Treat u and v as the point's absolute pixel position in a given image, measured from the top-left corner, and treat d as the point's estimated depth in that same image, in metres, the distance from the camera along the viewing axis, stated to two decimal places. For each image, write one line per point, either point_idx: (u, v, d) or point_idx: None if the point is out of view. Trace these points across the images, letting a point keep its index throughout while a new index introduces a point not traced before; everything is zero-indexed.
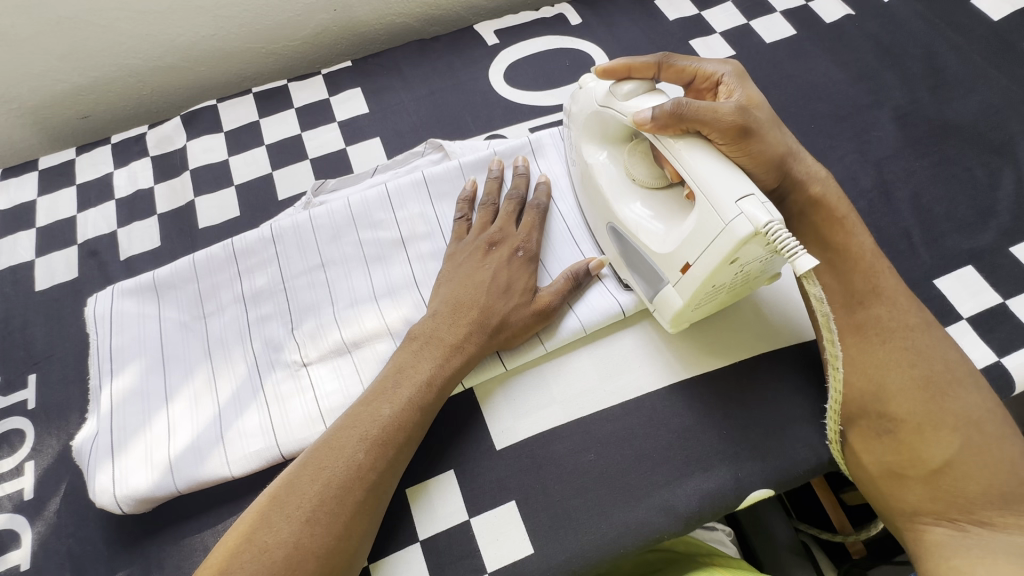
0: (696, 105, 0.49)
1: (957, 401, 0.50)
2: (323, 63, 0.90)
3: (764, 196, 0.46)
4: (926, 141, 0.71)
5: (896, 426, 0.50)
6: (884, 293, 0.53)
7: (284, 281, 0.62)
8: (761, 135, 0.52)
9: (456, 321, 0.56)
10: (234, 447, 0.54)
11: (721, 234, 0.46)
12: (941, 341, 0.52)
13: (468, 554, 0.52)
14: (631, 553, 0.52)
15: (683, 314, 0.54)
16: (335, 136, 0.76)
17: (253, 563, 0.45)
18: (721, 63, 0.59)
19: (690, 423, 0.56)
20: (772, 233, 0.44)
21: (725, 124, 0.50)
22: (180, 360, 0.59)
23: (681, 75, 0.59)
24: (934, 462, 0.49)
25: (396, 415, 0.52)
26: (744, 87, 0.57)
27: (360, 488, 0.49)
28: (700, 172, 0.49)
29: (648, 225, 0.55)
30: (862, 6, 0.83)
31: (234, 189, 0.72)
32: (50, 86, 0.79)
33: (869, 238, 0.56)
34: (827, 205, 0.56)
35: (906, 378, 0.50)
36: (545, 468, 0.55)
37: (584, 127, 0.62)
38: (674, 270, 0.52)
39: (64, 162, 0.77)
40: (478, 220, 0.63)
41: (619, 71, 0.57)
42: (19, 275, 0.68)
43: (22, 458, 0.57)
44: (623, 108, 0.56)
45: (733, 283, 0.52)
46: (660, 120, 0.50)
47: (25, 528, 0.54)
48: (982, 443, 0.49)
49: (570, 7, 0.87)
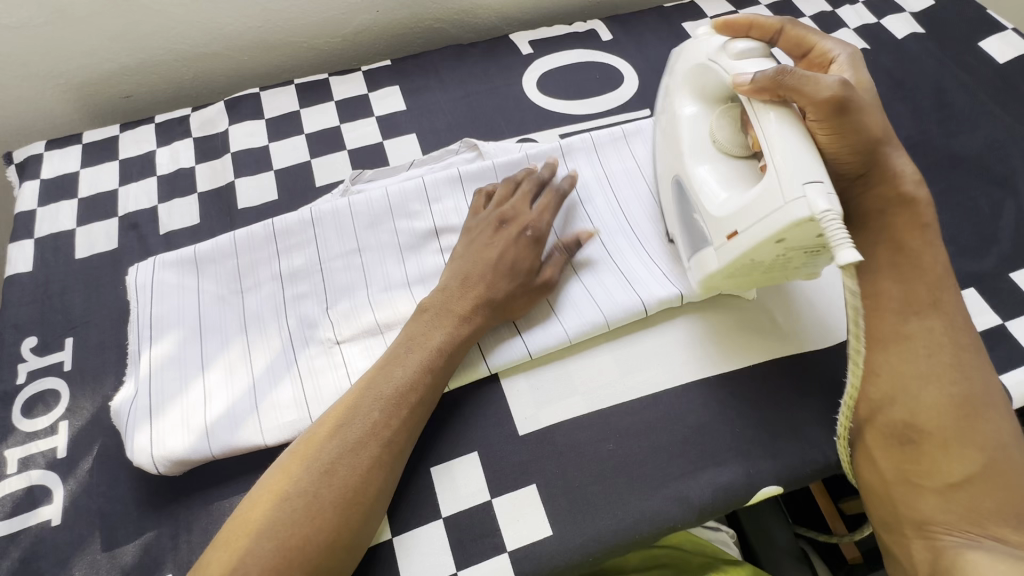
0: (798, 75, 0.51)
1: (989, 424, 0.51)
2: (360, 60, 0.94)
3: (830, 185, 0.48)
4: (934, 170, 0.75)
5: (920, 438, 0.52)
6: (942, 308, 0.54)
7: (322, 262, 0.65)
8: (859, 111, 0.52)
9: (466, 292, 0.59)
10: (268, 416, 0.56)
11: (780, 210, 0.49)
12: (983, 366, 0.54)
13: (489, 533, 0.54)
14: (646, 539, 0.54)
15: (716, 279, 0.58)
16: (373, 129, 0.80)
17: (275, 512, 0.47)
18: (843, 45, 0.62)
19: (705, 419, 0.59)
20: (825, 220, 0.47)
21: (821, 97, 0.51)
22: (218, 331, 0.61)
23: (797, 46, 0.63)
24: (955, 475, 0.51)
25: (409, 377, 0.54)
26: (856, 71, 0.60)
27: (376, 443, 0.51)
28: (777, 142, 0.50)
29: (713, 187, 0.57)
30: (877, 41, 0.88)
31: (274, 173, 0.75)
32: (98, 65, 0.82)
33: (941, 254, 0.56)
34: (913, 206, 0.56)
35: (941, 396, 0.52)
36: (565, 455, 0.57)
37: (687, 78, 0.63)
38: (721, 235, 0.55)
39: (107, 138, 0.79)
40: (497, 194, 0.66)
41: (740, 25, 0.61)
42: (60, 242, 0.70)
43: (57, 417, 0.59)
44: (728, 65, 0.57)
45: (772, 263, 0.54)
46: (759, 83, 0.52)
47: (57, 485, 0.55)
48: (1004, 464, 0.51)
49: (601, 24, 0.92)
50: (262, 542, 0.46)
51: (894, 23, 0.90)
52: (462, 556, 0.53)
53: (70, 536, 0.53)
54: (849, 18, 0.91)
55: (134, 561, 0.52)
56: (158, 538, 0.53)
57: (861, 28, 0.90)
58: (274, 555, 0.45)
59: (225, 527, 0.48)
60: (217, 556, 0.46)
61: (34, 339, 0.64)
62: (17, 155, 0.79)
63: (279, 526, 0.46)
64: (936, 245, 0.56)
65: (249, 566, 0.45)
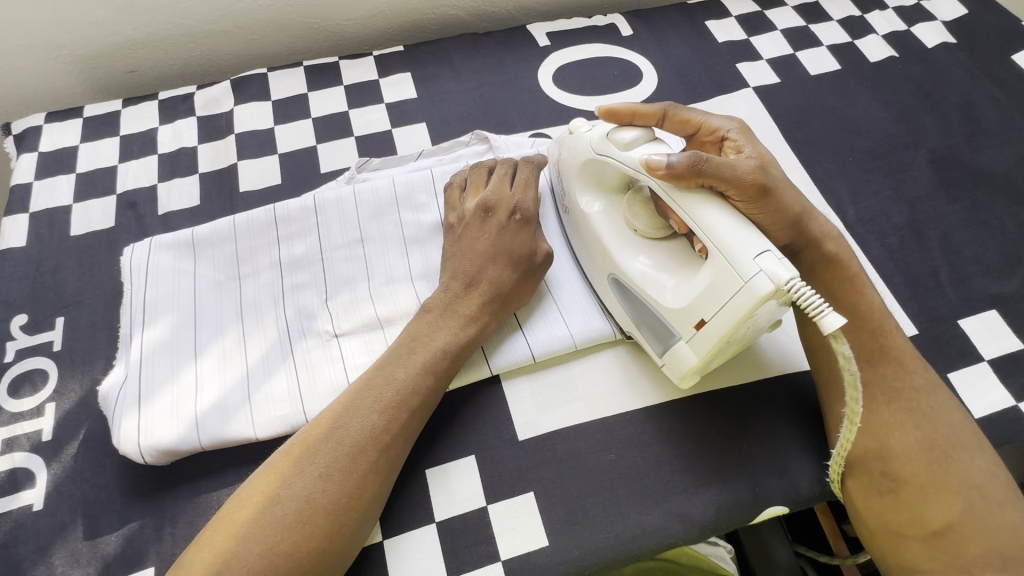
0: (714, 161, 0.50)
1: (959, 464, 0.50)
2: (373, 45, 0.91)
3: (779, 251, 0.47)
4: (959, 186, 0.73)
5: (898, 486, 0.50)
6: (891, 354, 0.54)
7: (322, 251, 0.63)
8: (779, 193, 0.52)
9: (473, 293, 0.57)
10: (260, 409, 0.54)
11: (741, 291, 0.47)
12: (945, 404, 0.53)
13: (483, 540, 0.52)
14: (644, 555, 0.52)
15: (697, 370, 0.54)
16: (382, 116, 0.77)
17: (264, 518, 0.45)
18: (727, 118, 0.59)
19: (711, 433, 0.57)
20: (794, 289, 0.45)
21: (744, 181, 0.51)
22: (213, 318, 0.59)
23: (685, 126, 0.59)
24: (936, 523, 0.48)
25: (411, 379, 0.52)
26: (752, 143, 0.57)
27: (374, 448, 0.49)
28: (717, 231, 0.49)
29: (656, 278, 0.55)
30: (906, 49, 0.85)
31: (278, 157, 0.73)
32: (103, 37, 0.79)
33: (876, 294, 0.56)
34: (841, 263, 0.56)
35: (910, 440, 0.51)
36: (565, 463, 0.55)
37: (579, 174, 0.61)
38: (687, 326, 0.52)
39: (109, 113, 0.77)
40: (473, 182, 0.63)
41: (622, 114, 0.58)
42: (55, 218, 0.68)
43: (44, 399, 0.57)
44: (624, 159, 0.55)
45: (736, 338, 0.52)
46: (675, 169, 0.50)
47: (40, 469, 0.54)
48: (984, 507, 0.49)
49: (622, 18, 0.89)
50: (251, 544, 0.44)
51: (925, 31, 0.87)
52: (454, 562, 0.52)
53: (51, 523, 0.51)
54: (878, 24, 0.88)
55: (116, 551, 0.51)
56: (141, 529, 0.51)
57: (890, 35, 0.87)
58: (261, 559, 0.43)
59: (212, 523, 0.46)
60: (200, 556, 0.44)
61: (24, 317, 0.62)
62: (16, 125, 0.77)
63: (268, 529, 0.44)
64: (868, 288, 0.56)
65: (234, 568, 0.43)
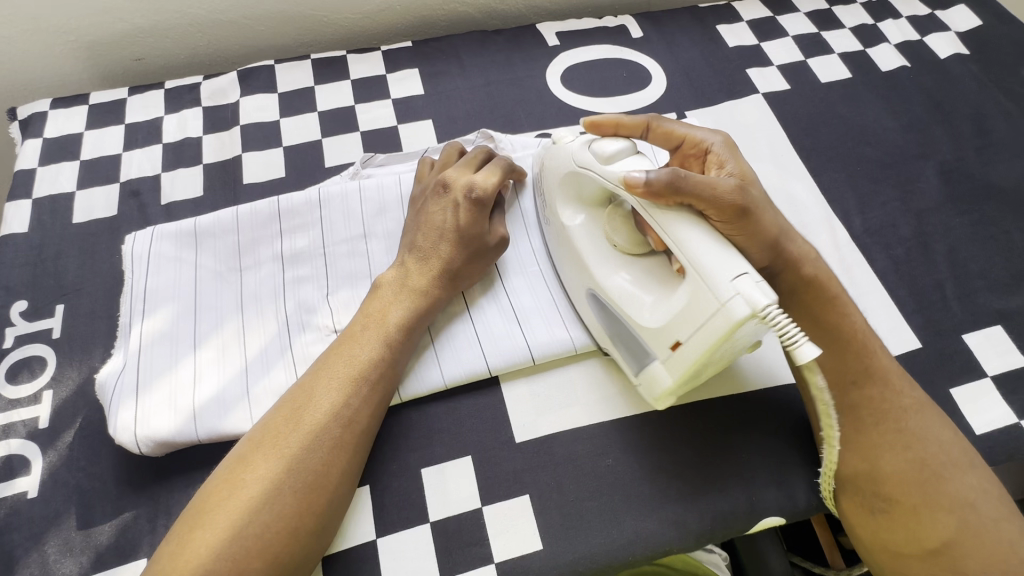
0: (692, 178, 0.48)
1: (951, 484, 0.49)
2: (381, 40, 0.91)
3: (757, 274, 0.46)
4: (968, 199, 0.72)
5: (891, 506, 0.50)
6: (877, 375, 0.53)
7: (325, 246, 0.63)
8: (760, 212, 0.51)
9: (425, 265, 0.58)
10: (258, 402, 0.54)
11: (717, 314, 0.46)
12: (933, 422, 0.52)
13: (477, 541, 0.52)
14: (638, 561, 0.52)
15: (672, 391, 0.53)
16: (388, 112, 0.77)
17: (230, 502, 0.45)
18: (710, 131, 0.58)
19: (710, 443, 0.56)
20: (770, 316, 0.44)
21: (723, 202, 0.49)
22: (213, 309, 0.59)
23: (669, 137, 0.58)
24: (932, 542, 0.48)
25: (371, 358, 0.53)
26: (734, 157, 0.57)
27: (337, 425, 0.50)
28: (695, 250, 0.47)
29: (634, 295, 0.54)
30: (919, 60, 0.84)
31: (283, 150, 0.73)
32: (110, 24, 0.79)
33: (859, 318, 0.55)
34: (821, 286, 0.55)
35: (900, 461, 0.50)
36: (562, 467, 0.55)
37: (561, 186, 0.60)
38: (664, 346, 0.51)
39: (114, 100, 0.77)
40: (442, 161, 0.65)
41: (607, 126, 0.59)
42: (58, 204, 0.68)
43: (42, 386, 0.57)
44: (603, 172, 0.54)
45: (721, 360, 0.52)
46: (653, 186, 0.49)
47: (36, 456, 0.54)
48: (979, 524, 0.48)
49: (632, 20, 0.88)
50: (220, 531, 0.44)
51: (938, 41, 0.86)
52: (447, 563, 0.51)
53: (45, 510, 0.51)
54: (891, 34, 0.87)
55: (109, 541, 0.50)
56: (135, 520, 0.51)
57: (903, 45, 0.86)
58: (232, 543, 0.44)
59: (183, 516, 0.46)
60: (170, 545, 0.45)
61: (24, 303, 0.62)
62: (21, 111, 0.77)
63: (234, 512, 0.45)
64: (853, 311, 0.55)
65: (201, 554, 0.43)
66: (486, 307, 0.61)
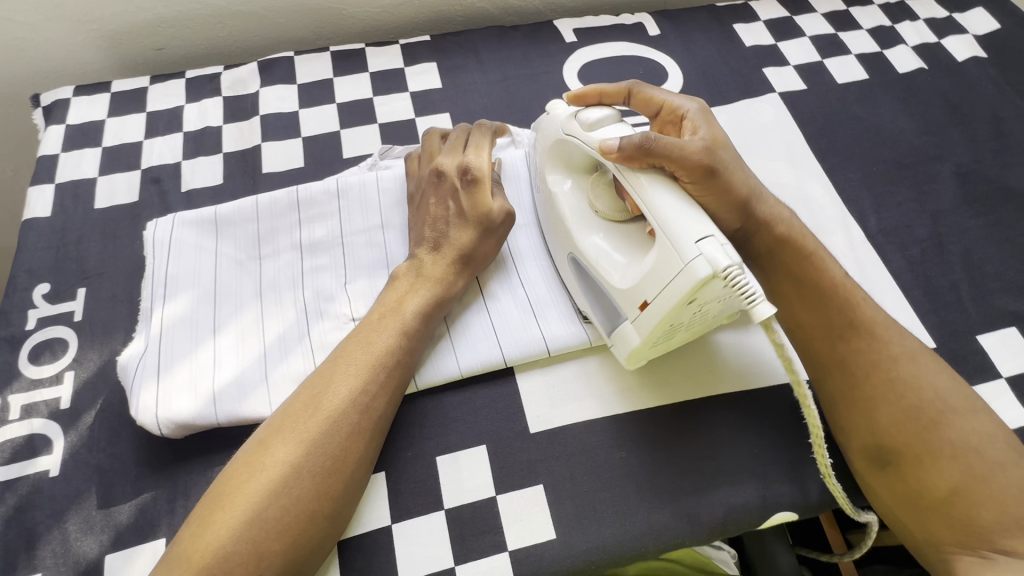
0: (661, 142, 0.51)
1: (951, 430, 0.50)
2: (399, 34, 0.91)
3: (723, 237, 0.47)
4: (984, 201, 0.72)
5: (897, 458, 0.51)
6: (861, 328, 0.55)
7: (343, 236, 0.63)
8: (726, 174, 0.54)
9: (438, 255, 0.59)
10: (278, 388, 0.55)
11: (681, 275, 0.47)
12: (927, 369, 0.53)
13: (491, 529, 0.53)
14: (650, 553, 0.53)
15: (641, 352, 0.55)
16: (406, 105, 0.77)
17: (250, 486, 0.46)
18: (688, 99, 0.61)
19: (723, 437, 0.57)
20: (731, 277, 0.45)
21: (690, 161, 0.52)
22: (232, 295, 0.60)
23: (649, 104, 0.61)
24: (942, 490, 0.49)
25: (387, 346, 0.53)
26: (709, 124, 0.58)
27: (355, 412, 0.50)
28: (661, 210, 0.50)
29: (608, 258, 0.56)
30: (936, 62, 0.84)
31: (301, 140, 0.73)
32: (133, 13, 0.80)
33: (839, 269, 0.57)
34: (792, 245, 0.57)
35: (895, 410, 0.51)
36: (576, 457, 0.56)
37: (550, 153, 0.62)
38: (632, 306, 0.53)
39: (136, 89, 0.78)
40: (427, 151, 0.65)
41: (589, 97, 0.62)
42: (80, 189, 0.69)
43: (63, 367, 0.58)
44: (586, 139, 0.56)
45: (690, 322, 0.52)
46: (626, 151, 0.51)
47: (58, 436, 0.54)
48: (985, 469, 0.49)
49: (649, 18, 0.89)
50: (240, 513, 0.45)
51: (955, 44, 0.86)
52: (462, 550, 0.52)
53: (67, 489, 0.52)
54: (908, 36, 0.87)
55: (129, 520, 0.51)
56: (154, 500, 0.52)
57: (920, 47, 0.86)
58: (252, 524, 0.45)
59: (203, 499, 0.47)
60: (192, 527, 0.45)
61: (46, 286, 0.63)
62: (44, 97, 0.77)
63: (254, 495, 0.46)
64: (831, 263, 0.57)
65: (224, 535, 0.44)
66: (501, 297, 0.62)
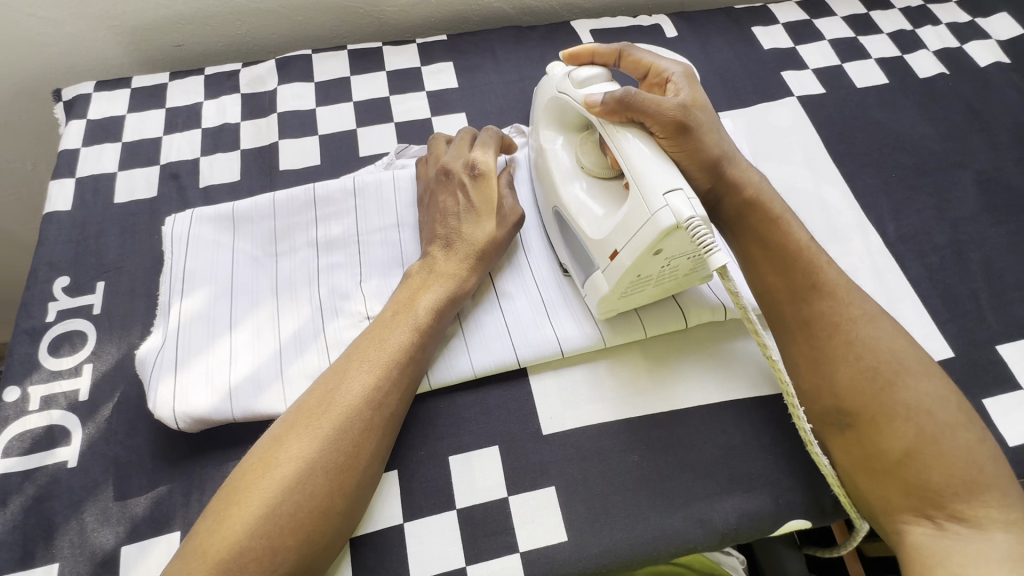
0: (643, 97, 0.52)
1: (905, 391, 0.50)
2: (416, 33, 0.91)
3: (690, 192, 0.48)
4: (1006, 209, 0.71)
5: (855, 421, 0.50)
6: (823, 288, 0.54)
7: (359, 234, 0.64)
8: (698, 134, 0.55)
9: (450, 252, 0.59)
10: (293, 384, 0.55)
11: (647, 224, 0.48)
12: (883, 331, 0.53)
13: (503, 530, 0.53)
14: (662, 558, 0.52)
15: (610, 302, 0.56)
16: (422, 104, 0.78)
17: (265, 482, 0.46)
18: (674, 63, 0.61)
19: (737, 442, 0.56)
20: (692, 227, 0.46)
21: (665, 118, 0.53)
22: (248, 291, 0.60)
23: (636, 67, 0.61)
24: (895, 454, 0.49)
25: (401, 342, 0.54)
26: (693, 87, 0.59)
27: (368, 408, 0.50)
28: (636, 163, 0.51)
29: (588, 206, 0.57)
30: (958, 67, 0.83)
31: (318, 138, 0.74)
32: (154, 10, 0.81)
33: (803, 232, 0.57)
34: (763, 207, 0.57)
35: (854, 371, 0.51)
36: (588, 459, 0.55)
37: (544, 110, 0.63)
38: (604, 257, 0.54)
39: (156, 85, 0.78)
40: (434, 152, 0.66)
41: (582, 55, 0.61)
42: (100, 184, 0.70)
43: (82, 359, 0.59)
44: (574, 95, 0.57)
45: (659, 275, 0.53)
46: (607, 104, 0.53)
47: (76, 428, 0.55)
48: (936, 431, 0.49)
49: (667, 19, 0.88)
50: (255, 508, 0.45)
51: (978, 49, 0.85)
52: (473, 550, 0.52)
53: (84, 480, 0.53)
54: (930, 40, 0.86)
55: (145, 513, 0.52)
56: (169, 493, 0.53)
57: (942, 51, 0.85)
58: (265, 520, 0.45)
59: (218, 495, 0.47)
60: (207, 524, 0.45)
61: (66, 279, 0.63)
62: (66, 92, 0.78)
63: (270, 491, 0.46)
64: (798, 227, 0.57)
65: (240, 531, 0.44)
66: (515, 295, 0.62)
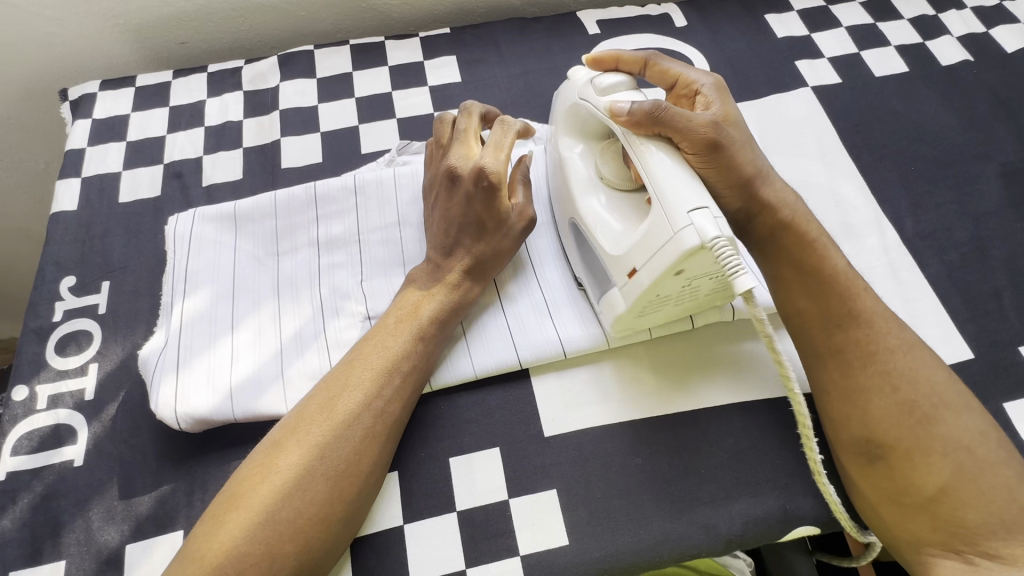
0: (671, 109, 0.50)
1: (945, 427, 0.48)
2: (418, 27, 0.90)
3: (717, 210, 0.46)
4: None
5: (886, 453, 0.49)
6: (861, 316, 0.52)
7: (360, 233, 0.63)
8: (733, 150, 0.52)
9: (453, 260, 0.58)
10: (294, 385, 0.55)
11: (670, 242, 0.47)
12: (924, 362, 0.51)
13: (503, 533, 0.52)
14: (665, 563, 0.51)
15: (626, 321, 0.54)
16: (425, 99, 0.76)
17: (265, 488, 0.46)
18: (705, 74, 0.58)
19: (744, 446, 0.55)
20: (717, 249, 0.45)
21: (695, 134, 0.50)
22: (250, 291, 0.60)
23: (664, 76, 0.58)
24: (930, 489, 0.47)
25: (403, 349, 0.53)
26: (723, 100, 0.56)
27: (368, 415, 0.50)
28: (662, 180, 0.48)
29: (606, 222, 0.55)
30: (984, 54, 0.79)
31: (320, 135, 0.73)
32: (157, 8, 0.80)
33: (841, 259, 0.54)
34: (797, 228, 0.54)
35: (889, 403, 0.49)
36: (590, 462, 0.55)
37: (563, 119, 0.61)
38: (621, 274, 0.52)
39: (159, 83, 0.78)
40: (441, 140, 0.62)
41: (606, 62, 0.59)
42: (104, 184, 0.70)
43: (88, 359, 0.59)
44: (597, 102, 0.55)
45: (679, 295, 0.52)
46: (634, 116, 0.51)
47: (82, 427, 0.56)
48: (976, 468, 0.47)
49: (676, 8, 0.86)
50: (254, 514, 0.45)
51: (1005, 34, 0.81)
52: (472, 552, 0.51)
53: (89, 479, 0.53)
54: (954, 26, 0.82)
55: (148, 512, 0.52)
56: (173, 493, 0.53)
57: (966, 37, 0.81)
58: (263, 527, 0.45)
59: (218, 498, 0.47)
60: (205, 529, 0.45)
61: (72, 279, 0.64)
62: (72, 92, 0.79)
63: (269, 497, 0.46)
64: (834, 253, 0.54)
65: (236, 537, 0.44)
66: (518, 298, 0.61)
